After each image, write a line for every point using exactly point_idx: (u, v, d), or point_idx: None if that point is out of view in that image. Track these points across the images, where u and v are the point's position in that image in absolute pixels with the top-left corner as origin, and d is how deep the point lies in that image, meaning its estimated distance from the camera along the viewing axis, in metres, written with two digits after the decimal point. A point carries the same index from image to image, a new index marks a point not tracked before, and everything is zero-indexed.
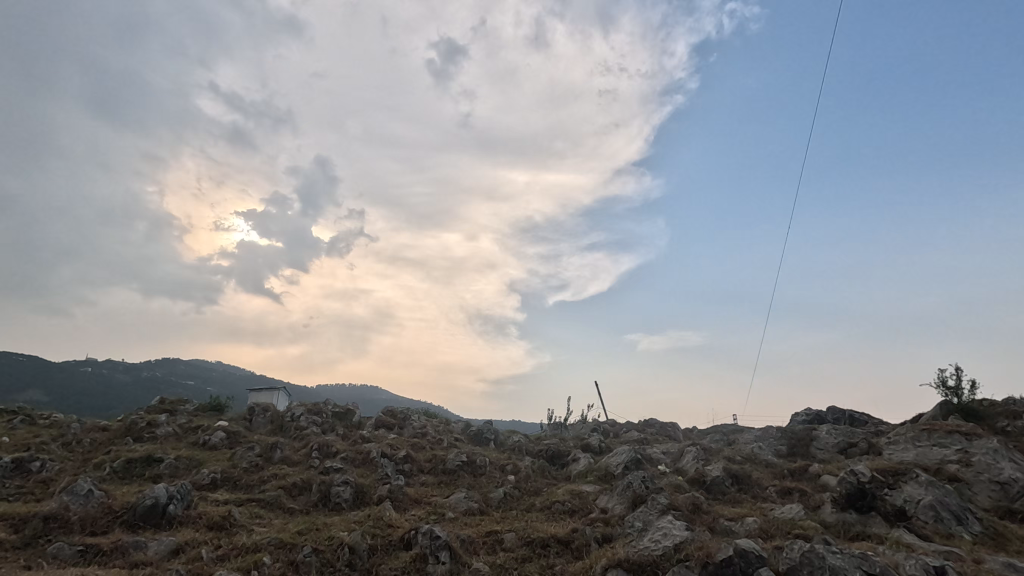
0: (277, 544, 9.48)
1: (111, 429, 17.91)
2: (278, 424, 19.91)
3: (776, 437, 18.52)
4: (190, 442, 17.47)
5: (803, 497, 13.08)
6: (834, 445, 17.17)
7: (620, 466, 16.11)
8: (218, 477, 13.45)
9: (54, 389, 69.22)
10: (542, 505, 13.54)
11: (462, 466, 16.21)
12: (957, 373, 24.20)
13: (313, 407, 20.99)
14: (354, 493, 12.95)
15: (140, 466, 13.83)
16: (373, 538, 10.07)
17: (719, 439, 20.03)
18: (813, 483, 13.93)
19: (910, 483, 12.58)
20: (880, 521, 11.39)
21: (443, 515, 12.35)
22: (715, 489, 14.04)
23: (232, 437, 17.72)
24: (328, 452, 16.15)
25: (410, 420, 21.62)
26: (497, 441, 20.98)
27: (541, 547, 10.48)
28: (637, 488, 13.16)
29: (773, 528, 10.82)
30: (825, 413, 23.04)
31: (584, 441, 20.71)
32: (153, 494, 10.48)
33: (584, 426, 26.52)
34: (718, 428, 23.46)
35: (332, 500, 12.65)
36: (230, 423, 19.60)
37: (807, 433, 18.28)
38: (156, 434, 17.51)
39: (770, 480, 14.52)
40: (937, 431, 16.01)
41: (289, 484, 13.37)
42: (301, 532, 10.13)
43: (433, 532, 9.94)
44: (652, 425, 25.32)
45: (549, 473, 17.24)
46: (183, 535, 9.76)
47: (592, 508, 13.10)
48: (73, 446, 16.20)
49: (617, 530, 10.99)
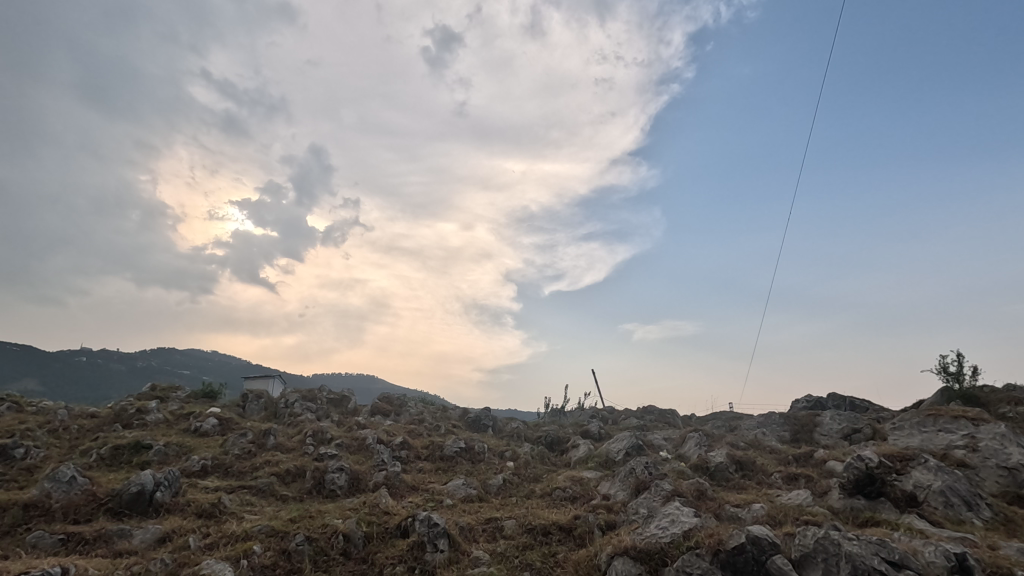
0: (268, 532, 9.10)
1: (101, 416, 17.49)
2: (271, 411, 19.53)
3: (779, 422, 18.28)
4: (182, 428, 17.07)
5: (810, 483, 12.77)
6: (837, 431, 16.88)
7: (620, 453, 15.79)
8: (208, 465, 13.02)
9: (49, 380, 68.60)
10: (542, 492, 13.22)
11: (461, 453, 15.86)
12: (957, 359, 24.04)
13: (308, 394, 20.57)
14: (350, 479, 12.59)
15: (129, 453, 13.40)
16: (369, 526, 9.72)
17: (721, 425, 19.79)
18: (819, 469, 13.64)
19: (919, 469, 12.31)
20: (889, 507, 11.09)
21: (441, 501, 12.01)
22: (719, 476, 13.78)
23: (224, 424, 17.35)
24: (322, 439, 15.76)
25: (408, 407, 21.25)
26: (496, 428, 20.66)
27: (542, 535, 10.15)
28: (640, 474, 12.85)
29: (781, 514, 10.57)
30: (825, 400, 22.85)
31: (584, 427, 20.40)
32: (139, 482, 10.06)
33: (582, 413, 26.29)
34: (719, 414, 23.19)
35: (326, 487, 12.27)
36: (222, 410, 19.18)
37: (810, 419, 17.99)
38: (146, 421, 17.06)
39: (775, 466, 14.23)
40: (944, 417, 15.77)
41: (282, 471, 12.99)
42: (294, 520, 9.74)
43: (431, 519, 9.61)
44: (651, 412, 25.08)
45: (549, 459, 16.95)
46: (170, 523, 9.37)
47: (594, 495, 12.78)
48: (61, 433, 15.75)
49: (620, 517, 10.67)
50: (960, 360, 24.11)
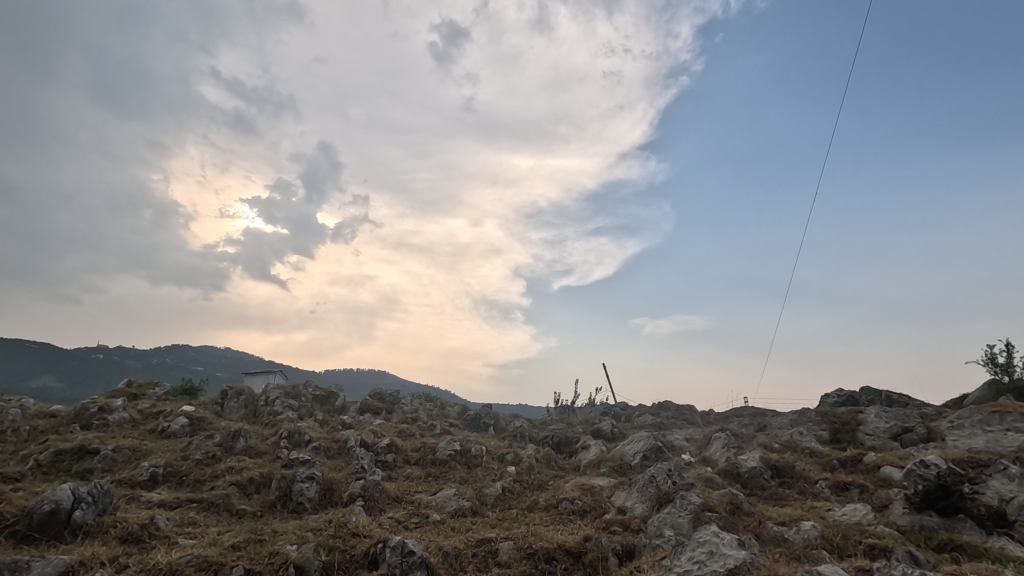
0: (198, 565, 7.26)
1: (59, 416, 15.81)
2: (251, 409, 17.79)
3: (815, 420, 16.20)
4: (147, 429, 15.37)
5: (864, 494, 10.75)
6: (885, 430, 14.77)
7: (637, 456, 13.85)
8: (159, 473, 11.23)
9: (64, 376, 68.05)
10: (548, 504, 11.33)
11: (455, 456, 13.99)
12: (1007, 350, 21.75)
13: (291, 389, 18.75)
14: (321, 490, 10.79)
15: (70, 460, 11.66)
16: (329, 554, 7.86)
17: (749, 423, 17.70)
18: (872, 476, 11.62)
19: (997, 477, 10.23)
20: (972, 527, 9.03)
21: (426, 517, 10.17)
22: (752, 484, 11.84)
23: (195, 424, 15.63)
24: (299, 441, 13.96)
25: (401, 403, 19.42)
26: (497, 427, 18.77)
27: (545, 562, 8.28)
28: (661, 483, 10.86)
29: (840, 537, 8.62)
30: (859, 395, 20.77)
31: (595, 426, 18.48)
32: (53, 499, 8.30)
33: (593, 410, 24.42)
34: (741, 411, 21.22)
35: (293, 500, 10.47)
36: (197, 408, 17.45)
37: (851, 417, 15.85)
38: (107, 421, 15.40)
39: (818, 471, 12.20)
40: (1012, 414, 13.59)
41: (244, 480, 11.20)
42: (237, 547, 7.88)
43: (405, 546, 7.72)
44: (668, 408, 23.13)
45: (556, 462, 15.06)
46: (82, 551, 7.57)
47: (607, 508, 10.86)
48: (8, 436, 14.09)
49: (640, 539, 8.75)
50: (1009, 350, 21.89)
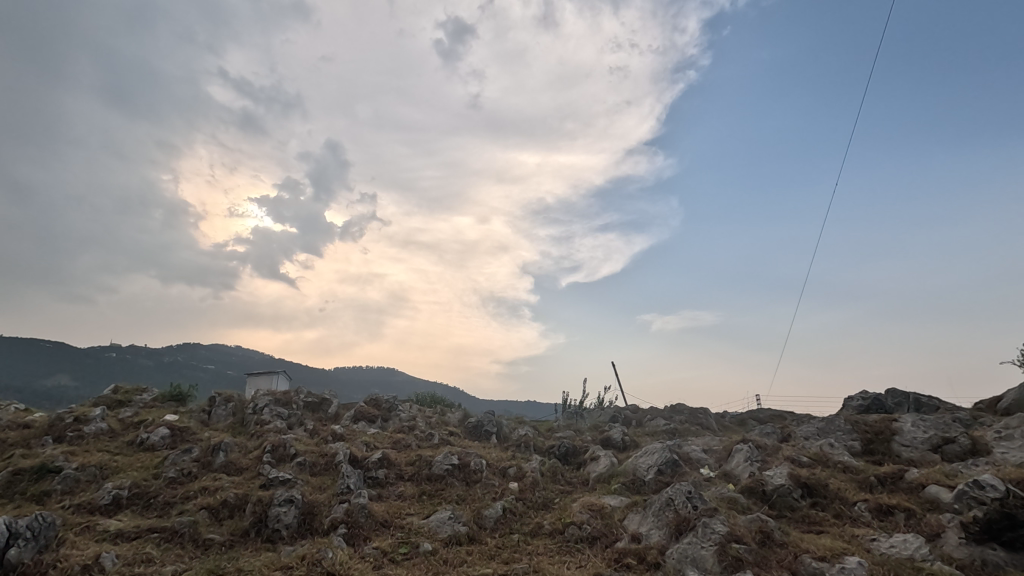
0: None
1: (33, 427, 14.84)
2: (239, 418, 16.75)
3: (845, 429, 14.87)
4: (124, 441, 14.35)
5: (912, 520, 9.49)
6: (924, 441, 13.47)
7: (651, 471, 12.64)
8: (123, 496, 10.18)
9: (77, 373, 68.37)
10: (553, 528, 10.17)
11: (452, 472, 12.84)
12: None
13: (282, 396, 17.66)
14: (300, 515, 9.70)
15: (29, 481, 10.64)
16: None
17: (771, 430, 16.40)
18: (917, 497, 10.34)
19: None
20: None
21: (417, 547, 9.04)
22: (781, 504, 10.62)
23: (176, 435, 14.60)
24: (283, 455, 12.87)
25: (398, 410, 18.28)
26: (500, 435, 17.60)
27: None
28: (681, 508, 9.63)
29: None
30: (885, 399, 19.39)
31: (604, 433, 17.23)
32: None
33: (601, 413, 23.20)
34: (759, 415, 19.91)
35: (268, 527, 9.40)
36: (181, 417, 16.41)
37: (885, 425, 14.51)
38: (83, 432, 14.40)
39: (854, 491, 10.94)
40: None
41: (216, 503, 10.11)
42: None
43: None
44: (680, 411, 21.86)
45: (562, 476, 13.87)
46: None
47: (619, 535, 9.69)
48: None
49: None
50: None
